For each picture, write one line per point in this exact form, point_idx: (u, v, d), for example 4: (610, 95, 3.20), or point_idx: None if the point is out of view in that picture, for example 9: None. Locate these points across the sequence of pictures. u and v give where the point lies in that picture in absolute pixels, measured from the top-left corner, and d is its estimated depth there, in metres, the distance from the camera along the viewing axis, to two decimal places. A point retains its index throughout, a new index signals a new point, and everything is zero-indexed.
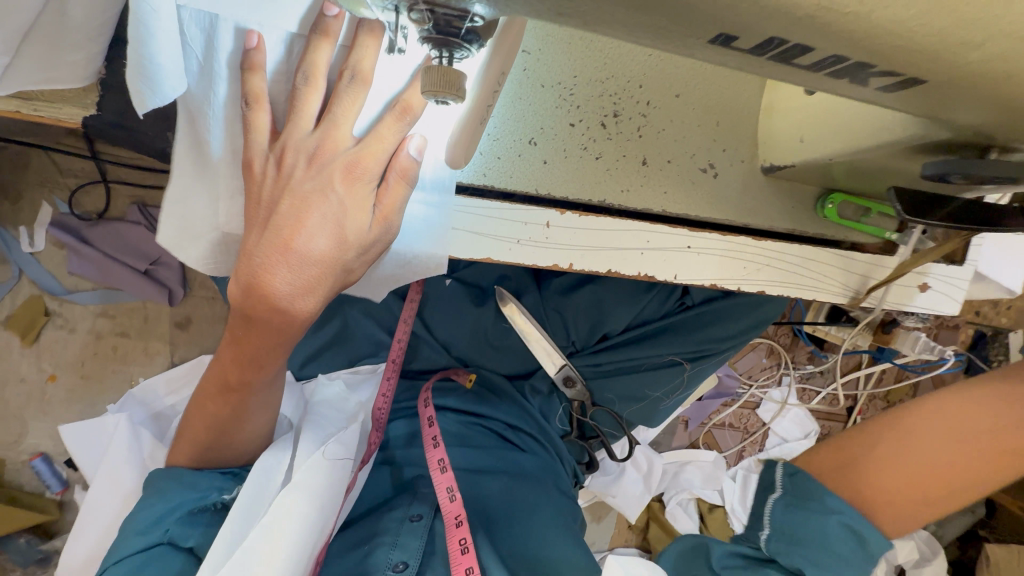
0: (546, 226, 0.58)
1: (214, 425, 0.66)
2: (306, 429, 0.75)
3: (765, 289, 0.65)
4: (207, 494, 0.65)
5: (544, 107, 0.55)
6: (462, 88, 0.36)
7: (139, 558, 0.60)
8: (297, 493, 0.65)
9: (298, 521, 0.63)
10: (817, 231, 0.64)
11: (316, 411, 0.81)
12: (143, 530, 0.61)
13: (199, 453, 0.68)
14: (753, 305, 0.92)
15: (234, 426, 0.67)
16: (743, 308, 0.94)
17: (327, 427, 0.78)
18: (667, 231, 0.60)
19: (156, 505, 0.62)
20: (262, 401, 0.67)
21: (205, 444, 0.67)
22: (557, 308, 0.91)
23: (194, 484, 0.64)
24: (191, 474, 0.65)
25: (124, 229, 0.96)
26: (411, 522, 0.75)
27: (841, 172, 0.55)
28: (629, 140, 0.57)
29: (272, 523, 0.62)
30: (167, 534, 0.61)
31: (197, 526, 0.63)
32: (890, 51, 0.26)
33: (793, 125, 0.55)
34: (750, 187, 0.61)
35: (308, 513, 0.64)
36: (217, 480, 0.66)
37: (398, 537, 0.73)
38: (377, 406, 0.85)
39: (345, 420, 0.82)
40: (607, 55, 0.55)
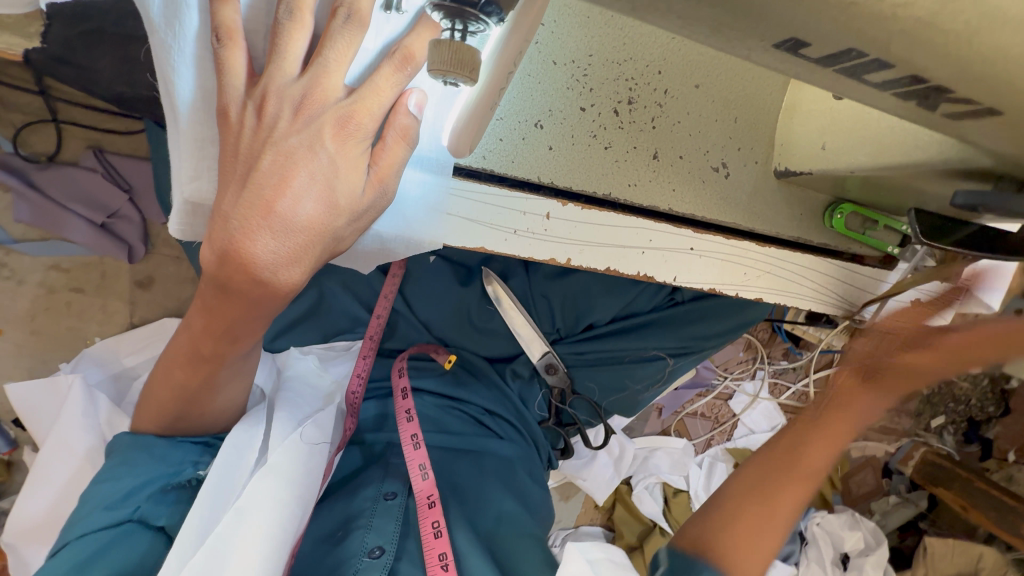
0: (546, 217, 0.54)
1: (187, 396, 0.59)
2: (280, 406, 0.72)
3: (763, 296, 0.64)
4: (180, 469, 0.60)
5: (556, 86, 0.50)
6: (476, 69, 0.32)
7: (105, 536, 0.55)
8: (270, 476, 0.62)
9: (272, 509, 0.60)
10: (823, 241, 0.63)
11: (287, 386, 0.77)
12: (110, 505, 0.56)
13: (169, 420, 0.62)
14: (738, 309, 0.90)
15: (208, 396, 0.61)
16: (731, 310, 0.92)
17: (303, 407, 0.75)
18: (671, 230, 0.57)
19: (126, 478, 0.57)
20: (235, 371, 0.60)
21: (175, 413, 0.61)
22: (543, 293, 0.88)
23: (166, 458, 0.60)
24: (163, 446, 0.60)
25: (79, 176, 0.88)
26: (386, 501, 0.74)
27: (854, 185, 0.54)
28: (641, 132, 0.53)
29: (246, 509, 0.59)
30: (136, 512, 0.57)
31: (167, 504, 0.59)
32: (978, 81, 0.23)
33: (813, 129, 0.51)
34: (762, 190, 0.59)
35: (285, 498, 0.62)
36: (193, 453, 0.62)
37: (373, 519, 0.72)
38: (352, 389, 0.81)
39: (320, 399, 0.80)
40: (628, 34, 0.50)
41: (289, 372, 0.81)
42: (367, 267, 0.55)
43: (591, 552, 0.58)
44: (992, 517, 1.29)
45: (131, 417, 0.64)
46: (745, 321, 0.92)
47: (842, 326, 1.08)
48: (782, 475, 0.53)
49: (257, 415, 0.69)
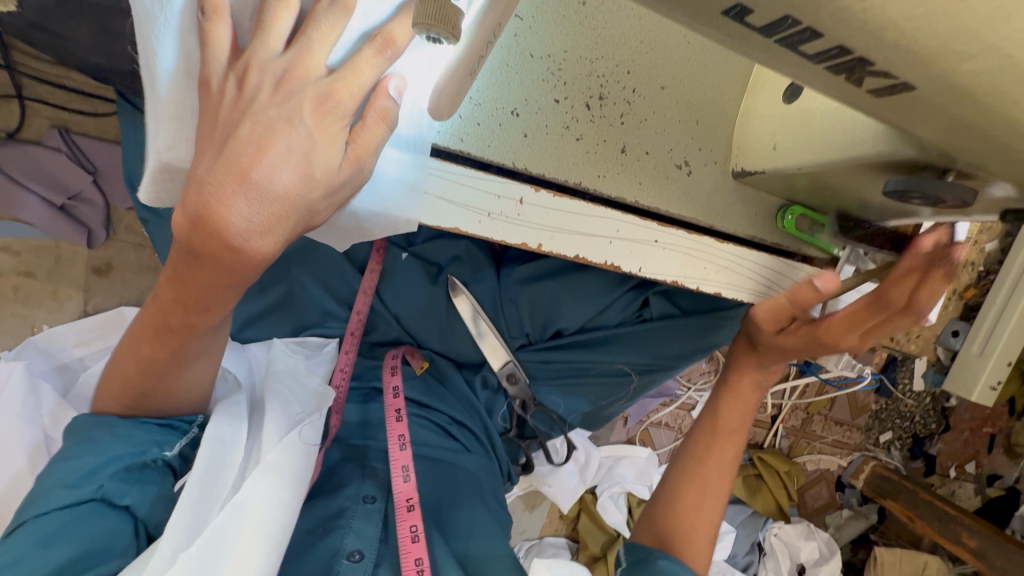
0: (520, 203, 0.56)
1: (153, 370, 0.58)
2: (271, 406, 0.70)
3: (721, 292, 0.67)
4: (145, 449, 0.60)
5: (532, 77, 0.53)
6: (457, 26, 0.35)
7: (66, 514, 0.54)
8: (270, 475, 0.62)
9: (272, 504, 0.60)
10: (774, 240, 0.67)
11: (274, 377, 0.75)
12: (73, 484, 0.56)
13: (131, 398, 0.61)
14: (702, 334, 0.93)
15: (174, 371, 0.59)
16: (700, 331, 0.94)
17: (291, 406, 0.73)
18: (638, 223, 0.60)
19: (88, 456, 0.57)
20: (203, 347, 0.58)
21: (136, 388, 0.60)
22: (512, 299, 0.89)
23: (129, 438, 0.59)
24: (127, 426, 0.60)
25: (41, 155, 0.85)
26: (365, 504, 0.75)
27: (804, 185, 0.58)
28: (611, 126, 0.56)
29: (243, 503, 0.58)
30: (100, 491, 0.57)
31: (130, 483, 0.59)
32: (887, 51, 0.28)
33: (767, 131, 0.56)
34: (720, 190, 0.63)
35: (286, 496, 0.61)
36: (157, 434, 0.62)
37: (353, 521, 0.72)
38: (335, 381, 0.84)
39: (312, 401, 0.76)
40: (600, 37, 0.54)
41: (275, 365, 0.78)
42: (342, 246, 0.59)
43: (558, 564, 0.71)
44: (935, 526, 1.33)
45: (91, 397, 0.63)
46: (700, 352, 0.96)
47: None
48: (685, 466, 0.73)
49: (241, 411, 0.69)
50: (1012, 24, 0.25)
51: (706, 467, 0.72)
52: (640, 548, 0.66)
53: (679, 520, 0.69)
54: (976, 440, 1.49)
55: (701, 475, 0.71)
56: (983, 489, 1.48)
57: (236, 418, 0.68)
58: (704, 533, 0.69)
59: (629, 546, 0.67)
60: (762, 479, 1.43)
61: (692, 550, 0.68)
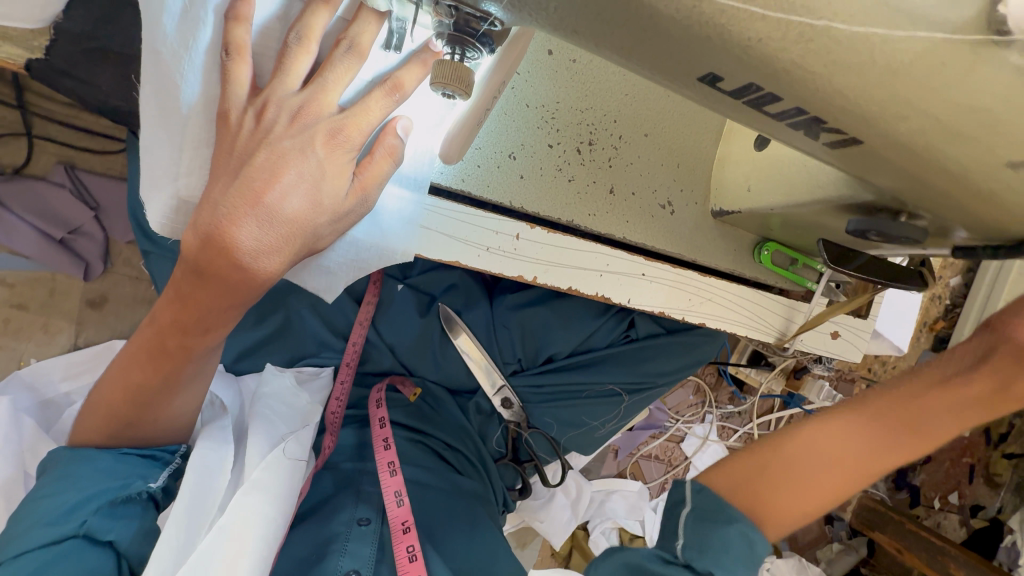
0: (515, 238, 0.60)
1: (144, 397, 0.59)
2: (255, 428, 0.74)
3: (705, 321, 0.70)
4: (129, 482, 0.60)
5: (527, 124, 0.58)
6: (469, 85, 0.40)
7: (47, 552, 0.54)
8: (256, 493, 0.67)
9: (259, 522, 0.65)
10: (752, 273, 0.71)
11: (262, 404, 0.78)
12: (55, 520, 0.55)
13: (116, 428, 0.61)
14: (687, 349, 0.99)
15: (168, 397, 0.60)
16: (681, 348, 1.00)
17: (274, 424, 0.77)
18: (626, 257, 0.65)
19: (70, 492, 0.57)
20: (197, 372, 0.60)
21: (125, 417, 0.60)
22: (504, 324, 0.92)
23: (111, 472, 0.59)
24: (107, 459, 0.59)
25: (44, 190, 0.87)
26: (360, 526, 0.76)
27: (777, 222, 0.63)
28: (600, 168, 0.61)
29: (228, 524, 0.64)
30: (83, 526, 0.56)
31: (115, 518, 0.58)
32: (836, 112, 0.33)
33: (742, 175, 0.62)
34: (701, 227, 0.68)
35: (271, 513, 0.67)
36: (140, 466, 0.61)
37: (348, 544, 0.74)
38: (331, 410, 0.85)
39: (296, 419, 0.80)
40: (589, 88, 0.60)
41: (263, 389, 0.81)
42: (335, 294, 0.57)
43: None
44: (922, 559, 1.35)
45: (71, 431, 0.62)
46: (684, 371, 1.01)
47: (777, 368, 1.29)
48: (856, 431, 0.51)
49: (225, 436, 0.72)
50: (935, 93, 0.30)
51: (872, 462, 0.50)
52: (720, 497, 0.49)
53: (799, 479, 0.50)
54: (958, 470, 1.49)
55: (861, 459, 0.50)
56: (968, 520, 1.47)
57: (221, 443, 0.71)
58: (806, 509, 0.50)
59: (700, 487, 0.50)
60: None
61: (783, 519, 0.50)
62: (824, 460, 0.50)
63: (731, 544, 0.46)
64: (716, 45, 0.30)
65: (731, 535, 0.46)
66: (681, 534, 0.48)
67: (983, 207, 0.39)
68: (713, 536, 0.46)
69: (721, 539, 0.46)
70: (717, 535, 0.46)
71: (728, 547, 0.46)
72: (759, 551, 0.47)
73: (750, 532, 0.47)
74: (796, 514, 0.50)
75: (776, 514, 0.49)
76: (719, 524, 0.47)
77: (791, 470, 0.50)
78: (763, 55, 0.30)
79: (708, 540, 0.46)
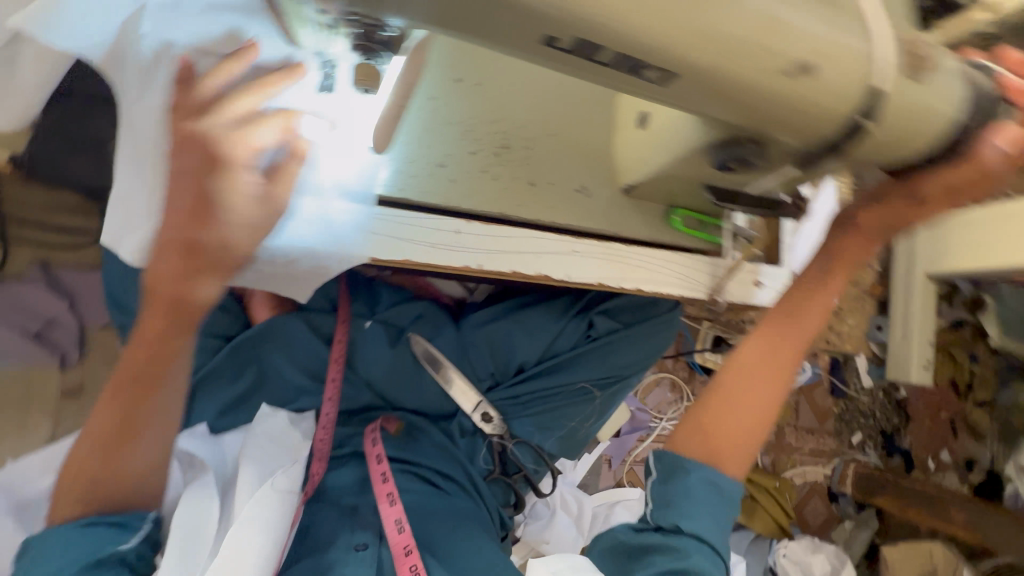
0: (455, 232, 0.69)
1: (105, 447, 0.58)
2: (247, 467, 0.81)
3: (639, 285, 0.80)
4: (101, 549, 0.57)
5: (449, 136, 0.68)
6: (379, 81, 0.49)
7: None
8: (249, 526, 0.74)
9: (253, 553, 0.72)
10: (671, 238, 0.80)
11: (253, 444, 0.84)
12: None
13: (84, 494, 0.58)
14: (650, 338, 1.02)
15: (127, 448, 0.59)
16: (643, 338, 1.05)
17: (266, 462, 0.84)
18: (556, 237, 0.74)
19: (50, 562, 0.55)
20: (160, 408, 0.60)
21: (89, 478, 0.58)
22: (471, 342, 0.99)
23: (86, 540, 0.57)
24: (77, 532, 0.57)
25: (19, 289, 0.92)
26: (358, 551, 0.80)
27: (677, 188, 0.73)
28: (517, 166, 0.72)
29: (225, 560, 0.70)
30: None
31: None
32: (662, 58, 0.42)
33: (636, 151, 0.72)
34: (616, 203, 0.77)
35: (264, 543, 0.73)
36: (111, 534, 0.59)
37: (349, 566, 0.77)
38: (319, 440, 0.88)
39: (287, 454, 0.86)
40: (496, 101, 0.71)
41: (256, 428, 0.86)
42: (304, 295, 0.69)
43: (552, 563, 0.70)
44: (929, 513, 1.37)
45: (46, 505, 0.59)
46: (651, 359, 1.05)
47: None
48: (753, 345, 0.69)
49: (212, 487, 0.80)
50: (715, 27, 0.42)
51: (770, 361, 0.68)
52: (676, 456, 0.67)
53: (728, 404, 0.68)
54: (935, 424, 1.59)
55: (763, 365, 0.68)
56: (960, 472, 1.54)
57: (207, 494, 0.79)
58: (746, 424, 0.67)
59: (659, 455, 0.69)
60: (756, 498, 1.43)
61: (732, 441, 0.67)
62: (741, 377, 0.68)
63: (690, 491, 0.65)
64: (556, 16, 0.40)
65: (690, 483, 0.65)
66: (651, 502, 0.68)
67: (803, 117, 0.49)
68: (676, 492, 0.65)
69: (682, 492, 0.65)
70: (677, 490, 0.65)
71: (688, 494, 0.65)
72: (719, 487, 0.65)
73: (706, 480, 0.65)
74: (741, 430, 0.67)
75: (727, 438, 0.67)
76: (679, 481, 0.66)
77: (722, 400, 0.68)
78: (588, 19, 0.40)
79: (674, 497, 0.65)
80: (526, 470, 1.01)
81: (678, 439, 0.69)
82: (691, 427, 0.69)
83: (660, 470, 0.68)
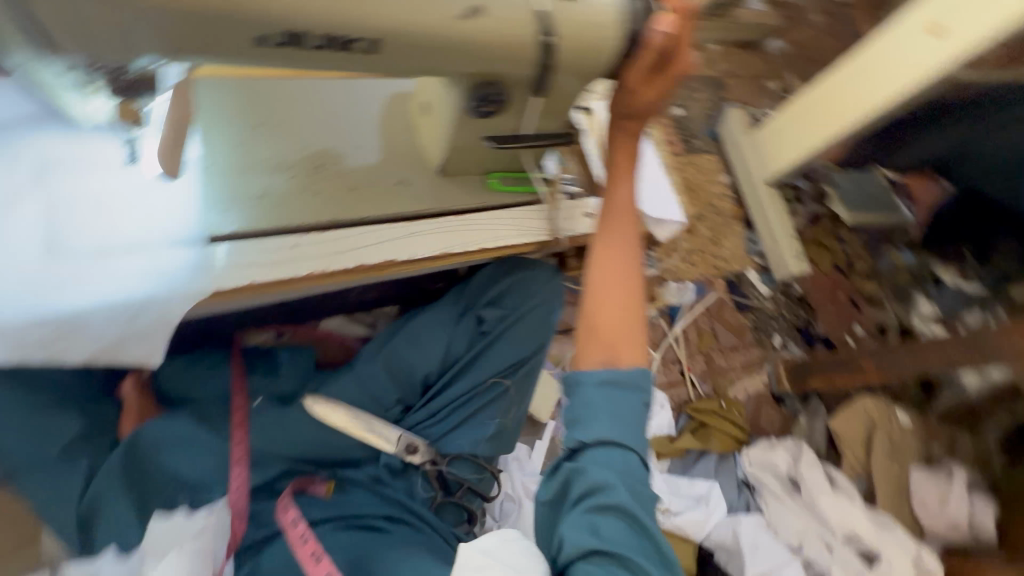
0: (293, 245, 0.76)
1: None
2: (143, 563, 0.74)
3: (484, 244, 0.88)
4: None
5: (263, 173, 0.79)
6: None
7: None
8: None
9: None
10: (499, 198, 0.90)
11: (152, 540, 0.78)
12: None
13: None
14: (542, 315, 1.02)
15: None
16: (531, 314, 1.04)
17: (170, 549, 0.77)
18: (390, 225, 0.82)
19: None
20: None
21: None
22: (367, 378, 0.99)
23: None
24: None
25: None
26: None
27: (477, 153, 0.84)
28: (334, 179, 0.82)
29: None
30: None
31: None
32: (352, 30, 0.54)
33: (431, 135, 0.84)
34: (437, 184, 0.87)
35: None
36: None
37: None
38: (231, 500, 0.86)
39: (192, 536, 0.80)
40: (299, 137, 0.83)
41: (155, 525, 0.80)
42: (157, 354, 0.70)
43: (485, 543, 0.68)
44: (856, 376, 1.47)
45: None
46: (548, 331, 1.04)
47: None
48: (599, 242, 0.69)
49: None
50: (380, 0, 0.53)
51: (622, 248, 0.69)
52: (576, 374, 0.63)
53: (605, 300, 0.65)
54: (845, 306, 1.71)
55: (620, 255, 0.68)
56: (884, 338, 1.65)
57: None
58: (628, 309, 0.65)
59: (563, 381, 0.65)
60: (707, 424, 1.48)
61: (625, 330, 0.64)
62: (605, 270, 0.67)
63: (595, 401, 0.61)
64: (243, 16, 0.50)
65: (592, 395, 0.61)
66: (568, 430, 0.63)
67: (498, 48, 0.62)
68: (584, 409, 0.61)
69: (588, 406, 0.61)
70: (583, 406, 0.61)
71: (594, 405, 0.61)
72: (624, 383, 0.61)
73: (604, 381, 0.61)
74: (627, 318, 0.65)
75: (623, 331, 0.64)
76: (583, 397, 0.61)
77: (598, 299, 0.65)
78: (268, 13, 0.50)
79: (583, 414, 0.61)
80: (467, 482, 0.99)
81: (579, 353, 0.64)
82: (586, 336, 0.65)
83: (567, 395, 0.63)
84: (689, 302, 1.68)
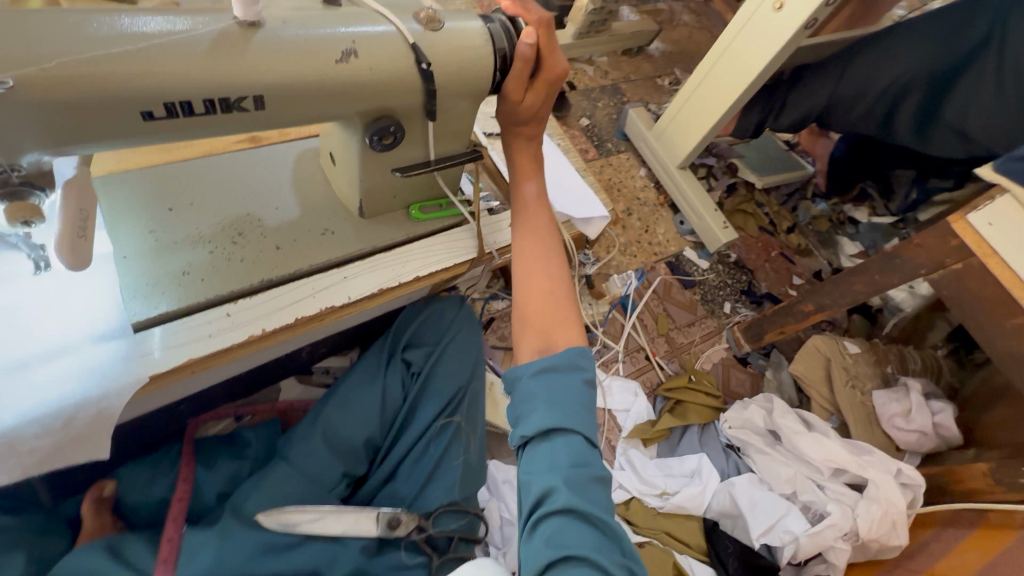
0: (228, 315, 0.78)
1: None
2: None
3: (418, 272, 0.90)
4: None
5: (184, 250, 0.79)
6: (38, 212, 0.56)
7: None
8: None
9: None
10: (424, 227, 0.93)
11: None
12: None
13: None
14: (462, 342, 1.09)
15: None
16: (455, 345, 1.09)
17: None
18: (322, 275, 0.85)
19: None
20: None
21: None
22: (305, 463, 0.92)
23: None
24: None
25: None
26: None
27: (392, 189, 0.87)
28: (258, 241, 0.83)
29: None
30: None
31: None
32: (227, 87, 0.57)
33: (344, 181, 0.87)
34: (360, 226, 0.90)
35: None
36: None
37: None
38: None
39: None
40: (214, 210, 0.84)
41: None
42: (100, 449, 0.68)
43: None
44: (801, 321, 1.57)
45: None
46: (477, 355, 1.11)
47: None
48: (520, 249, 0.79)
49: None
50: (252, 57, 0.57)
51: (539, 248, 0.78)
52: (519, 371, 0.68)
53: (532, 298, 0.74)
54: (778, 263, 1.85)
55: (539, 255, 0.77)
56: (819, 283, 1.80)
57: None
58: (552, 300, 0.74)
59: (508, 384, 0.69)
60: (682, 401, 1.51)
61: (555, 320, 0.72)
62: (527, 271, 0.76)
63: (533, 393, 0.65)
64: (118, 91, 0.52)
65: (531, 388, 0.66)
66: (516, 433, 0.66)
67: (379, 84, 0.67)
68: (525, 404, 0.65)
69: (529, 399, 0.65)
70: (525, 401, 0.65)
71: (534, 398, 0.65)
72: (559, 368, 0.66)
73: (539, 371, 0.67)
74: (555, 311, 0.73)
75: (552, 321, 0.72)
76: (524, 393, 0.66)
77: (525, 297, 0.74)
78: (142, 85, 0.53)
79: (526, 409, 0.65)
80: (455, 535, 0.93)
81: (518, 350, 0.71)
82: (522, 333, 0.72)
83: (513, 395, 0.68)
84: (636, 288, 1.72)
